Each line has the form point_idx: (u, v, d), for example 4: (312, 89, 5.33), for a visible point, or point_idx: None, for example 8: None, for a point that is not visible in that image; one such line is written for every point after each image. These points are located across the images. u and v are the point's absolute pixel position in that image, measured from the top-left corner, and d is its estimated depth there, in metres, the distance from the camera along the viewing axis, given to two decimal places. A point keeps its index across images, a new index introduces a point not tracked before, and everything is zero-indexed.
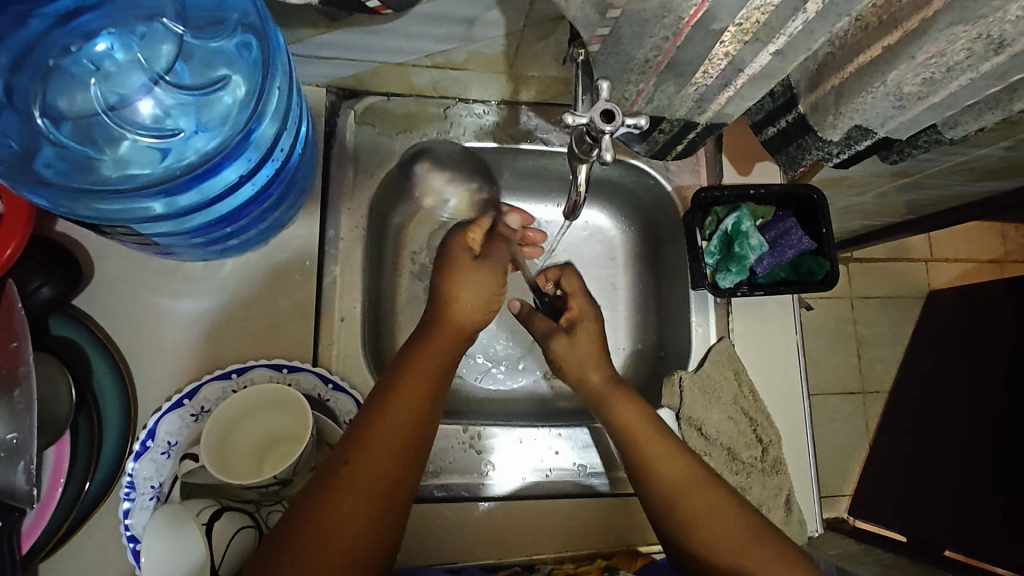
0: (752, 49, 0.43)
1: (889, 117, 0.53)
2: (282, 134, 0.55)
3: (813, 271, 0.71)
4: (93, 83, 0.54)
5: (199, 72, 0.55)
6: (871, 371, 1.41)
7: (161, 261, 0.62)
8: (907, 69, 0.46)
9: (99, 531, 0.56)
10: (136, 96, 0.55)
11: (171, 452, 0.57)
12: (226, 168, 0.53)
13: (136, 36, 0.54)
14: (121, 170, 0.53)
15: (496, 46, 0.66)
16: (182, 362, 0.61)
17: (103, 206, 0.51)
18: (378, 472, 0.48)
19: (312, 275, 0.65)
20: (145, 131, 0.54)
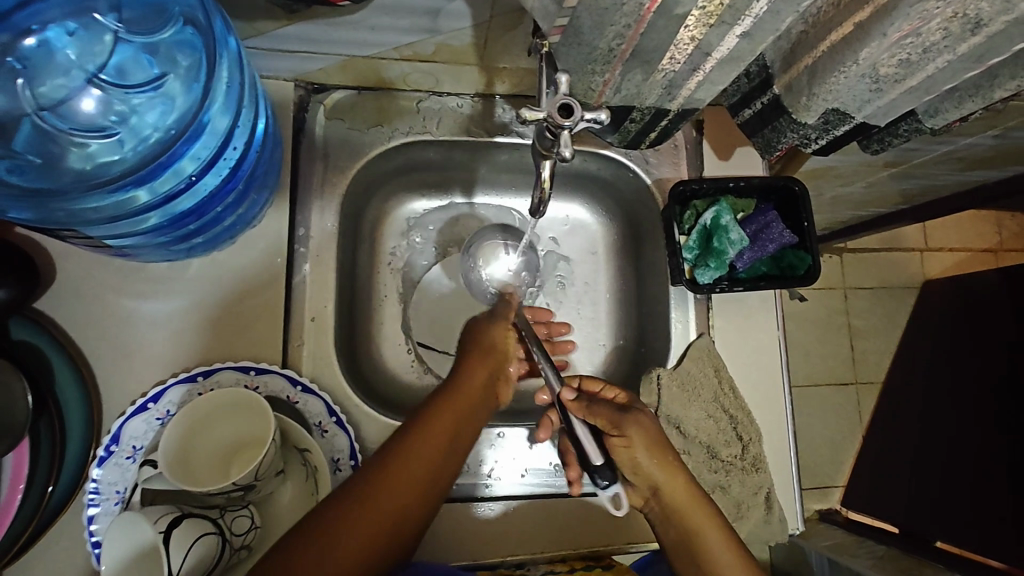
0: (718, 32, 0.41)
1: (866, 100, 0.51)
2: (236, 130, 0.53)
3: (794, 265, 0.69)
4: (27, 83, 0.52)
5: (143, 67, 0.53)
6: (863, 362, 1.40)
7: (124, 262, 0.61)
8: (879, 48, 0.44)
9: (65, 536, 0.55)
10: (76, 94, 0.53)
11: (136, 456, 0.56)
12: (179, 163, 0.52)
13: (74, 28, 0.53)
14: (68, 165, 0.52)
15: (465, 37, 0.66)
16: (147, 365, 0.60)
17: (54, 205, 0.50)
18: (410, 478, 0.50)
19: (281, 274, 0.64)
20: (94, 129, 0.53)
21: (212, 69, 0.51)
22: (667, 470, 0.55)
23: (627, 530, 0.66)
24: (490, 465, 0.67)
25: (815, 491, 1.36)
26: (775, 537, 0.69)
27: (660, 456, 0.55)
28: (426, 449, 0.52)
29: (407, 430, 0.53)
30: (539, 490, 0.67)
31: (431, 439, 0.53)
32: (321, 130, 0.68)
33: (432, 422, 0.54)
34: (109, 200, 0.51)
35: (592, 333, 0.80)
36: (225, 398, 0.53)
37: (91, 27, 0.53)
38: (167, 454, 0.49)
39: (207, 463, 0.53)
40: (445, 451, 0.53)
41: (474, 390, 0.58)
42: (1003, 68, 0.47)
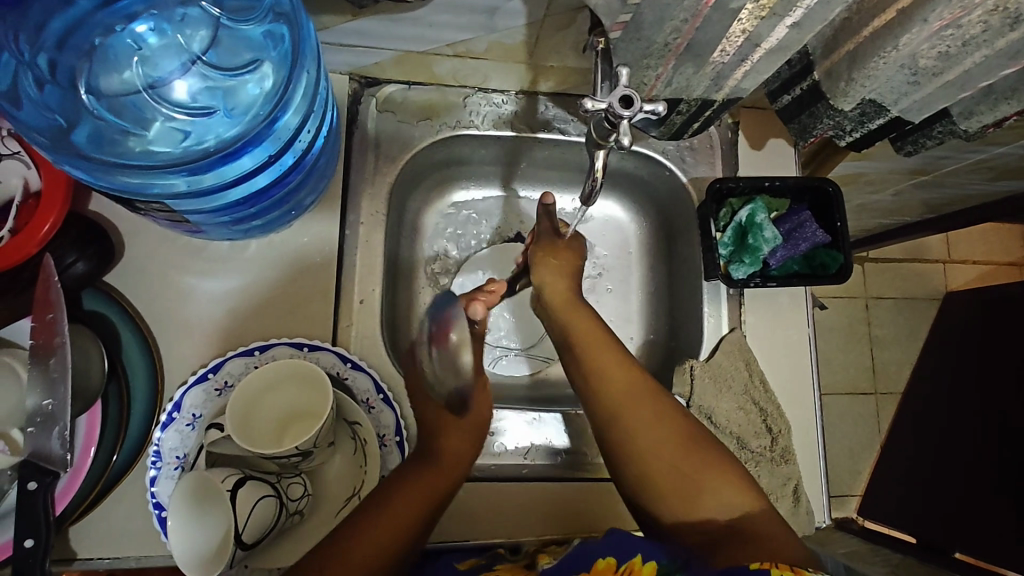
0: (769, 24, 0.43)
1: (903, 92, 0.53)
2: (306, 123, 0.56)
3: (827, 264, 0.71)
4: (137, 61, 0.55)
5: (230, 56, 0.56)
6: (884, 372, 1.41)
7: (189, 241, 0.64)
8: (919, 37, 0.46)
9: (127, 498, 0.58)
10: (173, 76, 0.56)
11: (195, 423, 0.59)
12: (252, 151, 0.54)
13: (175, 16, 0.56)
14: (147, 142, 0.54)
15: (517, 36, 0.65)
16: (206, 339, 0.63)
17: (131, 179, 0.51)
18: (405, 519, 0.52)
19: (332, 258, 0.67)
20: (171, 112, 0.56)
21: (295, 63, 0.53)
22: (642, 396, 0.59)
23: None
24: (527, 448, 0.70)
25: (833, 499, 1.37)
26: (802, 529, 0.70)
27: (605, 343, 0.63)
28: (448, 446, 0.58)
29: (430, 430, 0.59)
30: (573, 471, 0.69)
31: (452, 433, 0.59)
32: (373, 123, 0.71)
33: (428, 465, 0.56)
34: (185, 181, 0.52)
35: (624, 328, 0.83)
36: (313, 374, 0.56)
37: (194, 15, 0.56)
38: (257, 378, 0.55)
39: (270, 421, 0.56)
40: (466, 447, 0.59)
41: (459, 452, 0.58)
42: None
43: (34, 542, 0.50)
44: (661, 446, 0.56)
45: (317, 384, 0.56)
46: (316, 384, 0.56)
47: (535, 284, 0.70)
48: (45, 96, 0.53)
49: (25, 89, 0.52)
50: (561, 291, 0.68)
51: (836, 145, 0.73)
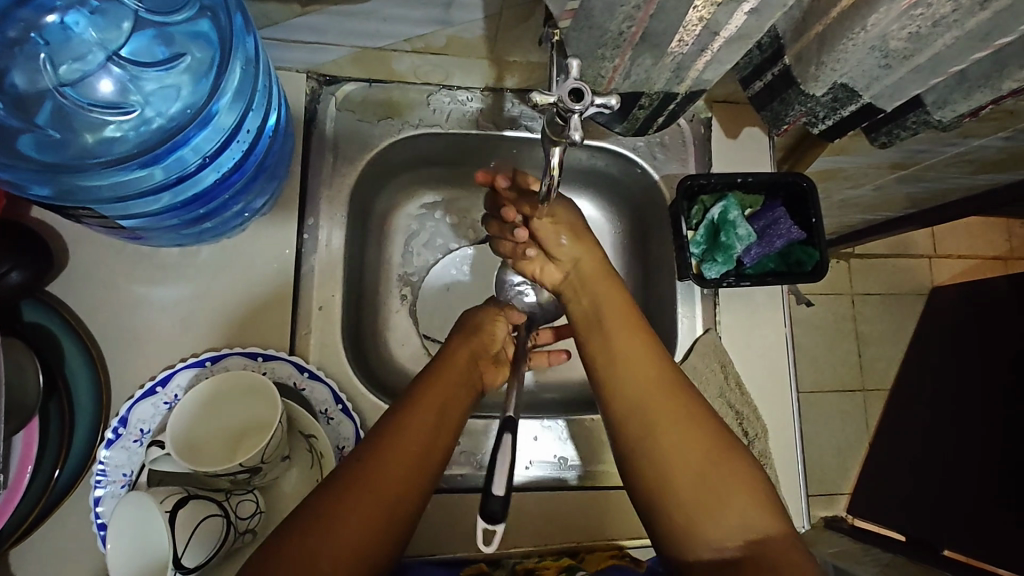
0: (726, 10, 0.41)
1: (874, 77, 0.51)
2: (251, 114, 0.54)
3: (802, 261, 0.70)
4: (54, 58, 0.52)
5: (159, 46, 0.54)
6: (870, 369, 1.39)
7: (135, 248, 0.61)
8: (887, 17, 0.45)
9: (71, 518, 0.55)
10: (97, 71, 0.53)
11: (143, 440, 0.56)
12: (189, 146, 0.52)
13: (95, 10, 0.53)
14: (86, 141, 0.52)
15: (477, 30, 0.63)
16: (154, 349, 0.60)
17: (84, 180, 0.50)
18: (386, 489, 0.45)
19: (290, 263, 0.64)
20: (105, 109, 0.53)
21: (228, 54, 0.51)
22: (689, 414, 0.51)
23: (630, 524, 0.66)
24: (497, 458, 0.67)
25: (821, 499, 1.35)
26: None
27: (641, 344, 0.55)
28: (408, 444, 0.48)
29: (390, 418, 0.50)
30: (543, 483, 0.66)
31: (416, 426, 0.49)
32: (332, 122, 0.69)
33: (409, 418, 0.50)
34: (135, 173, 0.51)
35: None
36: (254, 387, 0.53)
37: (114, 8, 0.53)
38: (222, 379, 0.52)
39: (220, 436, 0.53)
40: (432, 442, 0.50)
41: (416, 451, 0.48)
42: (1012, 57, 0.48)
43: None
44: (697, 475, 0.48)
45: (256, 396, 0.54)
46: (253, 397, 0.54)
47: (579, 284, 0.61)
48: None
49: None
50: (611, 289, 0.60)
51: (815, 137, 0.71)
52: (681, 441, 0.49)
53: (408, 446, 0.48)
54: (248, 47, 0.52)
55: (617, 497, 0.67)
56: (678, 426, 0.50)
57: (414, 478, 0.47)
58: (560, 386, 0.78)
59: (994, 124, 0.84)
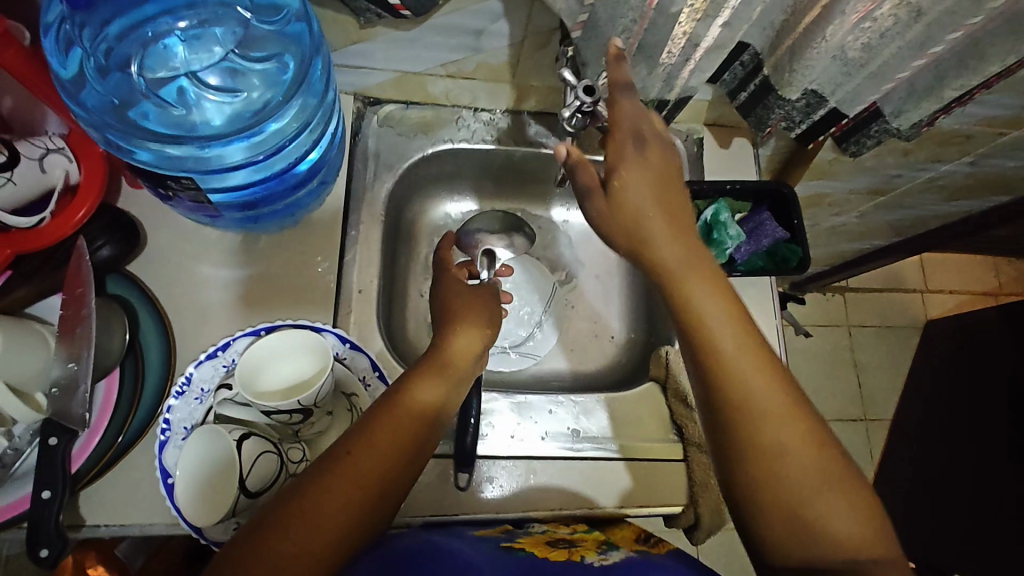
0: (705, 25, 0.52)
1: (837, 83, 0.64)
2: (300, 133, 0.64)
3: (787, 258, 0.79)
4: (180, 52, 0.61)
5: (258, 56, 0.62)
6: (871, 400, 1.52)
7: (202, 233, 0.71)
8: (842, 28, 0.56)
9: (135, 468, 0.62)
10: (209, 67, 0.62)
11: (203, 398, 0.63)
12: (260, 139, 0.61)
13: (220, 15, 0.61)
14: (182, 120, 0.60)
15: (502, 56, 0.73)
16: (216, 322, 0.68)
17: (162, 149, 0.58)
18: (349, 487, 0.50)
19: (336, 251, 0.74)
20: (206, 98, 0.62)
21: (305, 84, 0.61)
22: (739, 333, 0.53)
23: (641, 494, 0.72)
24: (514, 428, 0.73)
25: None
26: None
27: (713, 287, 0.55)
28: (369, 455, 0.52)
29: (357, 428, 0.54)
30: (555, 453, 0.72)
31: (379, 439, 0.53)
32: (374, 136, 0.80)
33: (376, 434, 0.53)
34: (197, 152, 0.59)
35: (604, 326, 0.89)
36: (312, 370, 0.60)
37: (229, 21, 0.61)
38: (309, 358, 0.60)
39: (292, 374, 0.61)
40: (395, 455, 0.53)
41: (378, 462, 0.52)
42: (949, 70, 0.58)
43: (50, 495, 0.54)
44: (800, 446, 0.49)
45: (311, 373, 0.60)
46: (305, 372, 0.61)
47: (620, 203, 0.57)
48: (105, 80, 0.58)
49: (88, 74, 0.58)
50: (697, 262, 0.56)
51: (805, 146, 0.83)
52: (761, 386, 0.51)
53: (369, 456, 0.52)
54: (317, 84, 0.62)
55: (620, 469, 0.72)
56: (768, 377, 0.52)
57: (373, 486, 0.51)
58: (572, 376, 0.86)
59: (956, 148, 0.95)
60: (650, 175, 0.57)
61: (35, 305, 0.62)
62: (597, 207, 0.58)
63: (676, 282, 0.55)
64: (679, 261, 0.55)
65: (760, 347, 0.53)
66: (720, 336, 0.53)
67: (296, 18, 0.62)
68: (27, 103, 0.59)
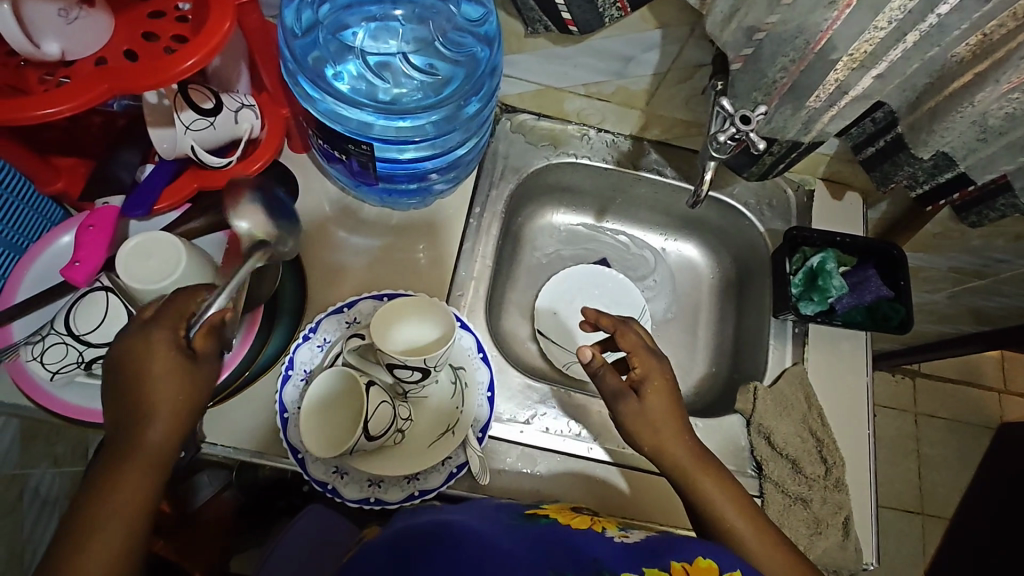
0: (858, 74, 0.57)
1: (971, 149, 0.66)
2: (436, 136, 0.70)
3: (889, 316, 0.79)
4: (386, 37, 0.70)
5: (444, 56, 0.70)
6: (931, 493, 1.46)
7: (344, 201, 0.78)
8: (991, 96, 0.59)
9: (255, 397, 0.68)
10: (400, 55, 0.69)
11: (324, 346, 0.69)
12: (406, 123, 0.67)
13: (430, 18, 0.69)
14: (349, 85, 0.67)
15: (641, 85, 0.78)
16: (344, 281, 0.75)
17: (324, 97, 0.65)
18: (118, 471, 0.49)
19: (457, 238, 0.79)
20: (387, 76, 0.69)
21: (468, 93, 0.69)
22: (692, 455, 0.63)
23: None
24: (581, 428, 0.75)
25: None
26: (848, 565, 0.72)
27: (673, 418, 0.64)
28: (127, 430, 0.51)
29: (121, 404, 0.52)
30: (610, 460, 0.73)
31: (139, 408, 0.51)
32: (505, 140, 0.86)
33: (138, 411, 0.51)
34: (334, 104, 0.65)
35: (688, 357, 0.91)
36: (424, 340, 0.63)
37: (434, 25, 0.69)
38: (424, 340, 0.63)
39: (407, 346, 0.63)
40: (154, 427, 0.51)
41: (149, 438, 0.51)
42: None
43: None
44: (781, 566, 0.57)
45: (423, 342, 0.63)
46: (418, 342, 0.63)
47: (637, 382, 0.65)
48: (320, 36, 0.67)
49: (312, 28, 0.67)
50: (695, 458, 0.63)
51: (921, 210, 0.86)
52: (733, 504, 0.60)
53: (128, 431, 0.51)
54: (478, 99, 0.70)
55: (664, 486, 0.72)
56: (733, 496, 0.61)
57: (142, 463, 0.50)
58: None
59: None
60: (661, 413, 0.64)
61: (199, 237, 0.69)
62: (629, 409, 0.64)
63: (656, 439, 0.63)
64: (666, 414, 0.64)
65: (734, 489, 0.62)
66: (682, 461, 0.63)
67: (484, 45, 0.69)
68: (231, 63, 0.66)
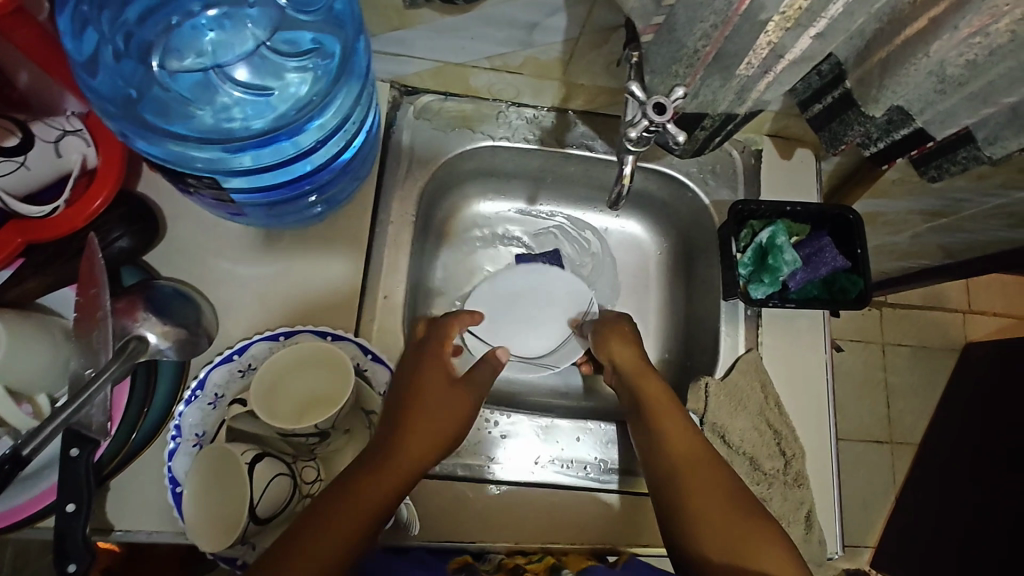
0: (794, 34, 0.47)
1: (929, 101, 0.57)
2: (339, 130, 0.60)
3: (846, 289, 0.72)
4: (202, 42, 0.56)
5: (291, 45, 0.57)
6: (898, 422, 1.46)
7: (222, 228, 0.67)
8: (948, 44, 0.51)
9: (142, 471, 0.59)
10: (234, 62, 0.57)
11: (217, 403, 0.60)
12: (288, 141, 0.56)
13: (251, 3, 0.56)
14: (213, 121, 0.55)
15: (553, 53, 0.67)
16: (233, 321, 0.65)
17: (177, 147, 0.53)
18: None
19: (362, 252, 0.69)
20: (235, 88, 0.57)
21: (342, 75, 0.57)
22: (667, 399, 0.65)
23: None
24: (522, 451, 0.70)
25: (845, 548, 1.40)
26: (813, 558, 0.69)
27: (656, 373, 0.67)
28: None
29: None
30: (554, 481, 0.68)
31: None
32: (410, 128, 0.75)
33: None
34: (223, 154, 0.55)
35: None
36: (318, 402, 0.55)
37: (266, 4, 0.56)
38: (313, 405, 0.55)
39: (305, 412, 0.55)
40: None
41: None
42: None
43: (75, 507, 0.52)
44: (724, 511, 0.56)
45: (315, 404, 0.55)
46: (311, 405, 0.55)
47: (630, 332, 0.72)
48: (121, 67, 0.53)
49: (103, 58, 0.53)
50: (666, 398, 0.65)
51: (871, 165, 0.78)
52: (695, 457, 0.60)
53: None
54: (360, 70, 0.57)
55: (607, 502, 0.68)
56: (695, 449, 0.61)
57: None
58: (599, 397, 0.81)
59: None
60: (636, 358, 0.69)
61: (46, 295, 0.58)
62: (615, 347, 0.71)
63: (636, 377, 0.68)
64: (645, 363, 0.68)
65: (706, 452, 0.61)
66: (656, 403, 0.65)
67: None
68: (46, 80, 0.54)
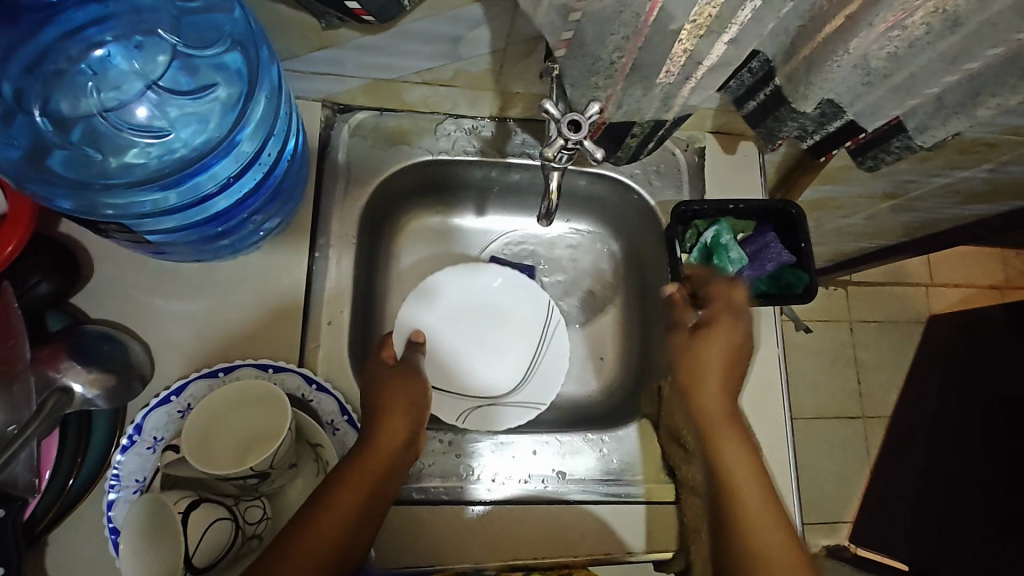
0: (708, 41, 0.46)
1: (857, 94, 0.57)
2: (262, 152, 0.59)
3: (792, 284, 0.72)
4: (95, 87, 0.59)
5: (193, 78, 0.60)
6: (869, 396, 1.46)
7: (154, 264, 0.65)
8: (867, 39, 0.50)
9: (84, 522, 0.58)
10: (133, 100, 0.60)
11: (156, 447, 0.59)
12: (214, 168, 0.57)
13: (137, 44, 0.59)
14: (120, 161, 0.58)
15: (482, 64, 0.66)
16: (171, 359, 0.63)
17: (114, 199, 0.55)
18: None
19: (302, 279, 0.68)
20: (143, 131, 0.59)
21: (254, 89, 0.57)
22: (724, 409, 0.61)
23: (630, 540, 0.68)
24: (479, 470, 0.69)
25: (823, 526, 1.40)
26: None
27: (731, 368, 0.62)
28: None
29: None
30: (511, 497, 0.68)
31: None
32: (345, 147, 0.73)
33: None
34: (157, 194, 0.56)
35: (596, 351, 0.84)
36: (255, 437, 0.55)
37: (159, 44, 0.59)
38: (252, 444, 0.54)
39: (245, 453, 0.55)
40: None
41: None
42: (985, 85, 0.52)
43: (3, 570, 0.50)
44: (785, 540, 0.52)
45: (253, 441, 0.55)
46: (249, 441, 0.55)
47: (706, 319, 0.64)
48: (13, 128, 0.55)
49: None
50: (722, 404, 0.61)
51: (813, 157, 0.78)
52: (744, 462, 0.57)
53: None
54: (272, 80, 0.58)
55: (567, 515, 0.67)
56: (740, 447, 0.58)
57: None
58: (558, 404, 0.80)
59: (976, 156, 0.86)
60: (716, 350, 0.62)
61: None
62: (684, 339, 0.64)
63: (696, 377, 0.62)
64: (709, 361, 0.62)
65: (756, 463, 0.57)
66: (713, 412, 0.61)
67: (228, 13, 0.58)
68: None
